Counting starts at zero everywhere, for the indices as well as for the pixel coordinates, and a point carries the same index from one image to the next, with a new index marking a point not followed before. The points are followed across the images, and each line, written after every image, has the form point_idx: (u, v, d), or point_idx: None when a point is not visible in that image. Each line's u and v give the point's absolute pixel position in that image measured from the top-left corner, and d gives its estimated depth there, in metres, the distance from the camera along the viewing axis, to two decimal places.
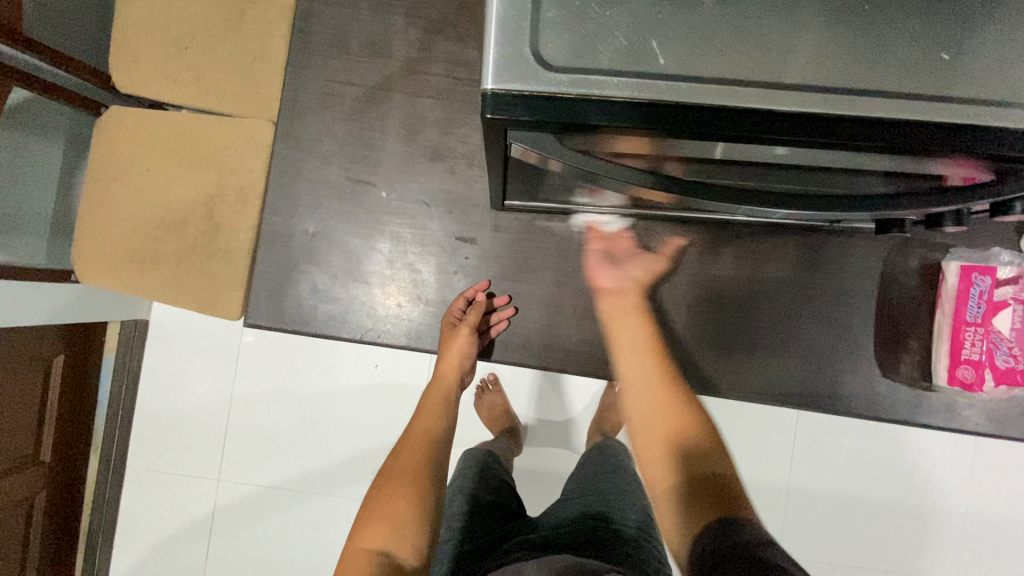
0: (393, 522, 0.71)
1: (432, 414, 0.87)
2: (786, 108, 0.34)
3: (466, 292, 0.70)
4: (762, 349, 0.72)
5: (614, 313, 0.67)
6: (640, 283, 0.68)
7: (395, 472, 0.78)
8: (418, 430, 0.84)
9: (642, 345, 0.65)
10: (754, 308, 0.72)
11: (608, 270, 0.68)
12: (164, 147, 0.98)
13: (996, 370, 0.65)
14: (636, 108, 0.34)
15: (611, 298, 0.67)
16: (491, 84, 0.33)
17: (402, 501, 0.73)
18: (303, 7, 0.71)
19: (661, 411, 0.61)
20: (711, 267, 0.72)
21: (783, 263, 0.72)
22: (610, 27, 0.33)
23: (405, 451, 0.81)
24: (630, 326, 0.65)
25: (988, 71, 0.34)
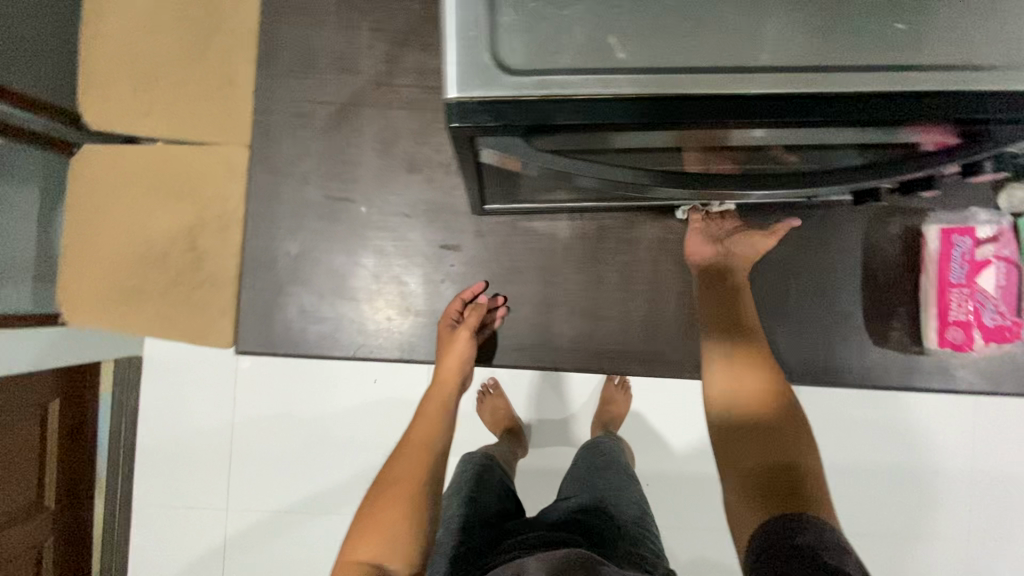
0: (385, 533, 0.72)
1: (432, 418, 0.85)
2: (749, 91, 0.34)
3: (462, 292, 0.69)
4: (756, 329, 0.72)
5: (702, 289, 0.68)
6: (740, 267, 0.67)
7: (391, 480, 0.78)
8: (416, 436, 0.84)
9: (730, 327, 0.65)
10: (745, 289, 0.72)
11: (705, 245, 0.67)
12: (142, 182, 0.97)
13: (984, 328, 0.66)
14: (598, 103, 0.34)
15: (702, 277, 0.68)
16: (452, 92, 0.33)
17: (394, 511, 0.74)
18: (267, 30, 0.70)
19: (740, 394, 0.62)
20: None
21: (766, 243, 0.72)
22: (567, 26, 0.33)
23: (403, 460, 0.81)
24: (724, 305, 0.66)
25: (942, 37, 0.34)
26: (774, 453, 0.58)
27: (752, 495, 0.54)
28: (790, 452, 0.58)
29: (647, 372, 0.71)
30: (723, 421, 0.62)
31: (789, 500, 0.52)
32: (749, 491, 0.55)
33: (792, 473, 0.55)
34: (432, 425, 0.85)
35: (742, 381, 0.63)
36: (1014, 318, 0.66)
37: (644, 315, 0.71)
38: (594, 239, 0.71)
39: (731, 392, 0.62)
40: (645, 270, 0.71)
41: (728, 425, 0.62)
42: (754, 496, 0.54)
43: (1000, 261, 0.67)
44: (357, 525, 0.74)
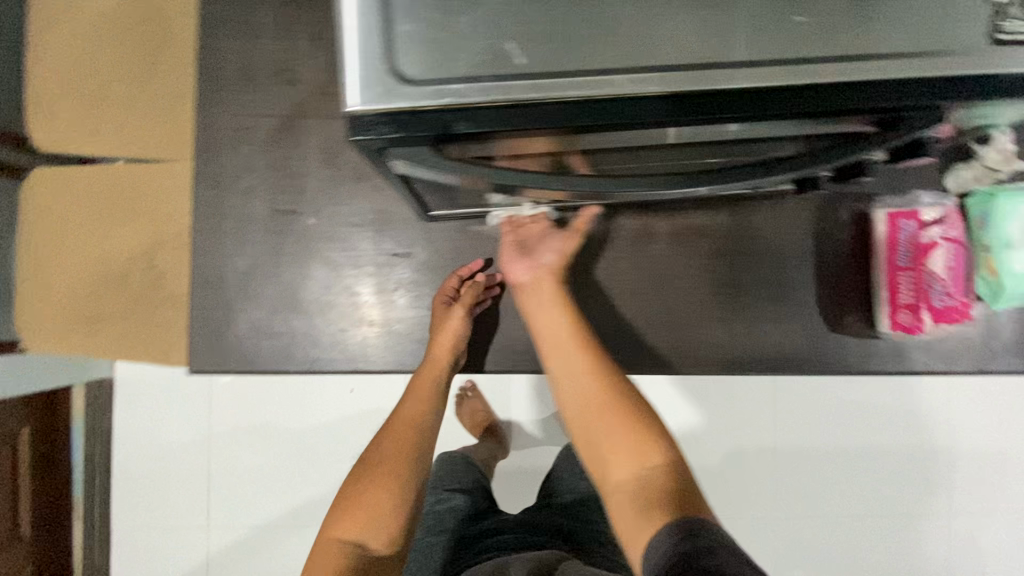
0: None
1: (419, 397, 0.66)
2: (652, 91, 0.34)
3: (460, 270, 0.69)
4: (770, 314, 0.73)
5: (531, 306, 0.63)
6: (556, 268, 0.64)
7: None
8: (405, 415, 0.67)
9: (565, 340, 0.60)
10: (755, 275, 0.73)
11: (521, 262, 0.64)
12: (95, 203, 0.96)
13: (933, 309, 0.66)
14: (500, 111, 0.34)
15: (527, 291, 0.64)
16: (351, 106, 0.33)
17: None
18: (203, 44, 0.69)
19: (593, 407, 0.56)
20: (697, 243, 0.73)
21: (769, 229, 0.73)
22: (465, 34, 0.33)
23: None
24: (551, 312, 0.61)
25: (841, 28, 0.35)
26: (642, 459, 0.52)
27: (632, 513, 0.48)
28: (655, 455, 0.52)
29: None
30: (584, 444, 0.55)
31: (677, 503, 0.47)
32: (633, 502, 0.49)
33: (665, 480, 0.49)
34: (422, 405, 0.67)
35: (584, 386, 0.57)
36: (962, 298, 0.66)
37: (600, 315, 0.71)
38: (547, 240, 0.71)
39: (580, 405, 0.56)
40: None
41: (588, 447, 0.55)
42: (635, 509, 0.48)
43: (949, 243, 0.66)
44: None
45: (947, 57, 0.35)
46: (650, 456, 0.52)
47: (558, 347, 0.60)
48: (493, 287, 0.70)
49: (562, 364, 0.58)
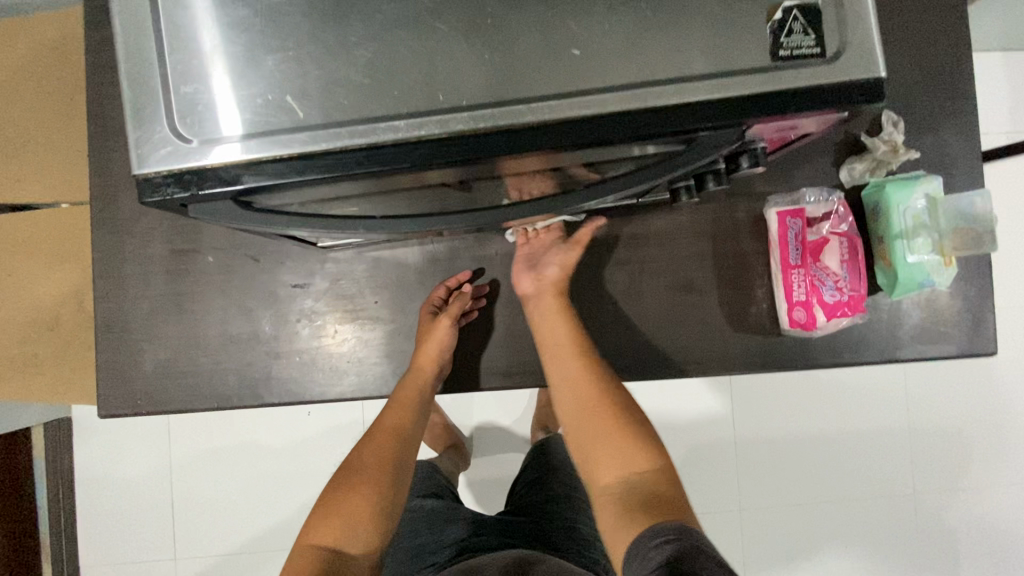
0: (348, 523, 0.68)
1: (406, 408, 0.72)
2: (429, 133, 0.35)
3: (449, 281, 0.72)
4: (737, 304, 0.72)
5: (537, 315, 0.68)
6: (559, 282, 0.69)
7: (358, 468, 0.72)
8: (386, 426, 0.74)
9: (565, 345, 0.68)
10: (741, 265, 0.72)
11: (527, 273, 0.69)
12: (18, 248, 0.95)
13: (825, 305, 0.68)
14: (284, 163, 0.35)
15: (531, 302, 0.69)
16: (139, 169, 0.35)
17: (358, 503, 0.69)
18: (90, 88, 0.69)
19: (590, 416, 0.68)
20: (672, 238, 0.73)
21: (729, 223, 0.72)
22: (245, 94, 0.35)
23: (371, 449, 0.73)
24: (556, 328, 0.68)
25: (618, 57, 0.35)
26: (627, 465, 0.66)
27: (612, 507, 0.64)
28: (644, 463, 0.66)
29: (516, 384, 0.71)
30: (579, 439, 0.69)
31: (653, 510, 0.61)
32: (619, 505, 0.63)
33: (647, 488, 0.64)
34: (404, 416, 0.73)
35: (588, 398, 0.68)
36: (855, 291, 0.68)
37: (503, 331, 0.72)
38: (446, 261, 0.71)
39: (584, 417, 0.68)
40: (499, 286, 0.72)
41: (577, 441, 0.70)
42: (625, 509, 0.62)
43: (838, 237, 0.69)
44: (321, 510, 0.69)
45: (730, 78, 0.36)
46: (637, 464, 0.66)
47: (569, 363, 0.68)
48: (479, 299, 0.72)
49: (567, 374, 0.67)
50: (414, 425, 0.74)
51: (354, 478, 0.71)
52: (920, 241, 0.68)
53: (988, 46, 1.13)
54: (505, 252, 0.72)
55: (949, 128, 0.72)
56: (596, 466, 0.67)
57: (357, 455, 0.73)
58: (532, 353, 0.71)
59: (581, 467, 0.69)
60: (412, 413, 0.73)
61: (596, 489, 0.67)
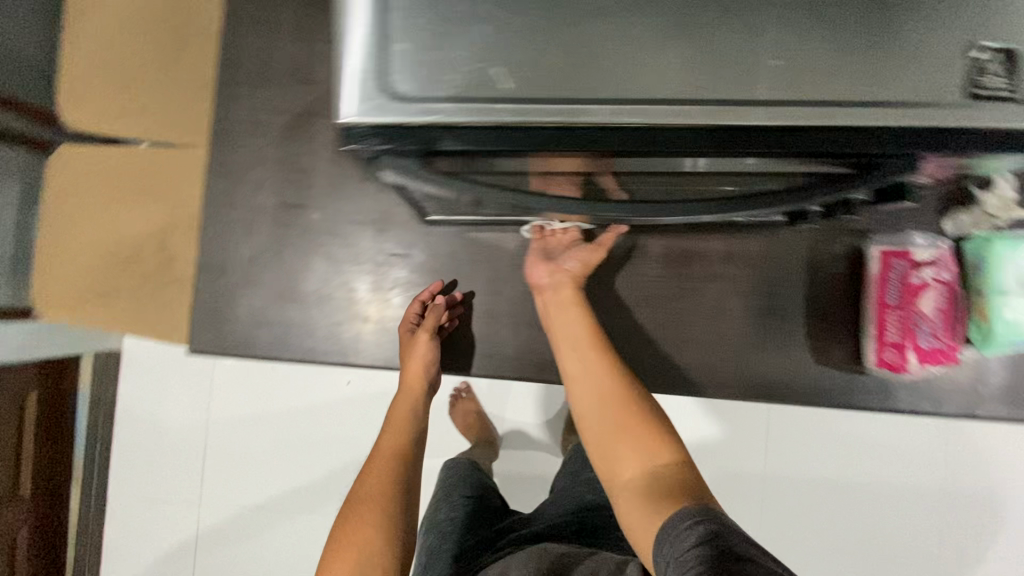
0: (361, 555, 0.64)
1: (399, 429, 0.76)
2: (628, 121, 0.36)
3: (422, 296, 0.71)
4: (787, 340, 0.73)
5: (552, 308, 0.66)
6: (578, 276, 0.67)
7: (362, 497, 0.69)
8: (385, 449, 0.74)
9: (582, 338, 0.64)
10: (793, 304, 0.73)
11: (542, 266, 0.67)
12: (117, 182, 0.99)
13: (918, 350, 0.67)
14: (486, 131, 0.36)
15: (547, 295, 0.67)
16: (344, 116, 0.35)
17: (368, 531, 0.65)
18: (227, 39, 0.72)
19: (606, 405, 0.60)
20: (737, 265, 0.73)
21: (809, 254, 0.73)
22: (454, 57, 0.35)
23: (372, 474, 0.72)
24: (571, 320, 0.65)
25: (821, 72, 0.36)
26: (651, 454, 0.56)
27: (640, 501, 0.52)
28: (665, 450, 0.56)
29: None
30: (595, 438, 0.59)
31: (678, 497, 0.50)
32: (639, 497, 0.52)
33: (670, 474, 0.54)
34: (400, 437, 0.76)
35: (599, 389, 0.61)
36: (950, 342, 0.67)
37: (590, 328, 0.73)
38: (542, 251, 0.73)
39: (600, 409, 0.60)
40: (591, 284, 0.74)
41: (598, 437, 0.59)
42: (643, 501, 0.52)
43: (938, 285, 0.68)
44: (331, 550, 0.65)
45: (919, 109, 0.36)
46: (660, 453, 0.56)
47: (581, 352, 0.63)
48: (457, 307, 0.72)
49: (582, 368, 0.62)
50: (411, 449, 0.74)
51: (359, 505, 0.68)
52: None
53: None
54: (601, 250, 0.73)
55: None
56: (610, 463, 0.57)
57: (359, 484, 0.71)
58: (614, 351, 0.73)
59: (601, 469, 0.58)
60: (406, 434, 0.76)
61: (615, 492, 0.56)
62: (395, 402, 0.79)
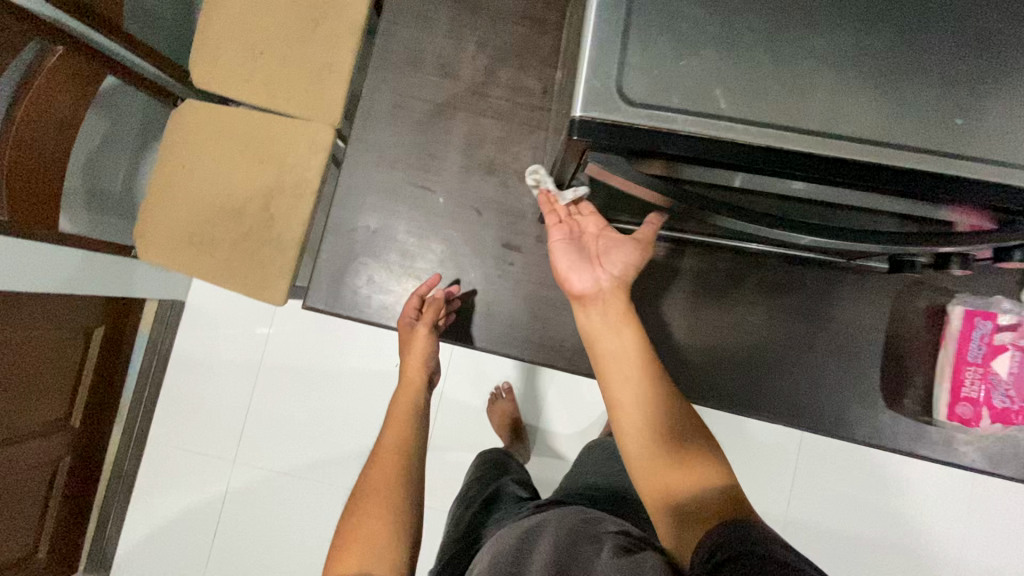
0: (370, 542, 0.62)
1: (402, 424, 0.76)
2: (822, 151, 0.40)
3: (419, 289, 0.74)
4: (821, 377, 0.77)
5: (597, 322, 0.66)
6: (619, 281, 0.66)
7: (368, 490, 0.68)
8: (388, 444, 0.73)
9: (634, 359, 0.64)
10: (826, 344, 0.77)
11: (584, 269, 0.66)
12: (234, 140, 1.05)
13: (993, 409, 0.71)
14: (697, 141, 0.41)
15: (591, 304, 0.66)
16: (580, 111, 0.40)
17: (376, 520, 0.64)
18: (384, 27, 0.79)
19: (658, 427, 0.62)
20: (795, 299, 0.78)
21: (884, 301, 0.77)
22: (682, 74, 0.40)
23: (378, 469, 0.70)
24: (624, 339, 0.65)
25: (993, 135, 0.41)
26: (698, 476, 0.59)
27: (695, 520, 0.55)
28: (712, 473, 0.59)
29: None
30: (647, 456, 0.61)
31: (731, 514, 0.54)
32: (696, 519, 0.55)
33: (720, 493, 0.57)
34: (403, 431, 0.75)
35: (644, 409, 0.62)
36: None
37: (678, 342, 0.78)
38: (643, 263, 0.78)
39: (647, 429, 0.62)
40: (684, 301, 0.78)
41: (650, 456, 0.61)
42: (701, 518, 0.55)
43: (1017, 349, 0.72)
44: (338, 543, 0.63)
45: None
46: (707, 474, 0.59)
47: (629, 371, 0.64)
48: (456, 299, 0.75)
49: (634, 386, 0.63)
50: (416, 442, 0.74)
51: (368, 496, 0.66)
52: None
53: None
54: (696, 269, 0.78)
55: None
56: (655, 480, 0.60)
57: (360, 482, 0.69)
58: (697, 366, 0.78)
59: (649, 485, 0.60)
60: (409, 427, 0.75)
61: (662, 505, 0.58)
62: (394, 403, 0.79)
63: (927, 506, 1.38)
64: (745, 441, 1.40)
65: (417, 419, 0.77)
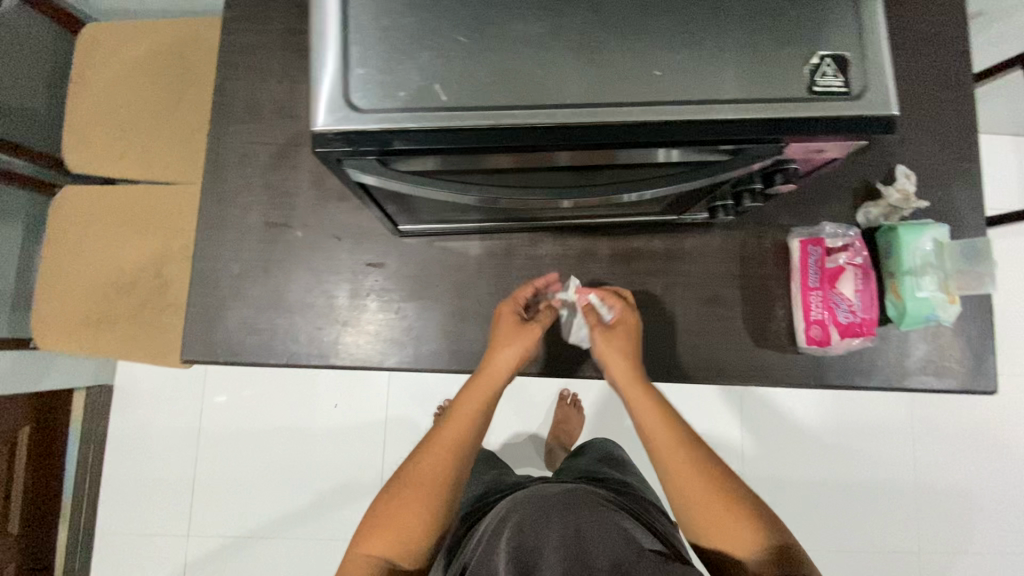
0: (398, 538, 0.63)
1: (469, 415, 0.67)
2: (539, 120, 0.44)
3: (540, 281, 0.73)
4: (691, 330, 0.81)
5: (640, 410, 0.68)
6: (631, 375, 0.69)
7: (410, 482, 0.65)
8: (449, 438, 0.66)
9: (673, 441, 0.66)
10: (688, 297, 0.81)
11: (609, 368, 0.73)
12: (117, 216, 1.07)
13: (839, 325, 0.76)
14: (426, 133, 0.45)
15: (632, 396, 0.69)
16: (316, 125, 0.44)
17: (410, 520, 0.64)
18: (220, 84, 0.82)
19: (715, 498, 0.65)
20: (652, 261, 0.82)
21: (731, 248, 0.82)
22: (400, 79, 0.45)
23: (430, 460, 0.66)
24: (657, 423, 0.67)
25: (689, 78, 0.46)
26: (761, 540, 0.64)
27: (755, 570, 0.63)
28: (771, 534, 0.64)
29: (553, 372, 0.79)
30: (706, 527, 0.65)
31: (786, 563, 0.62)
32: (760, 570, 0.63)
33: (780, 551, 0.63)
34: (468, 427, 0.67)
35: (709, 503, 0.65)
36: (865, 316, 0.76)
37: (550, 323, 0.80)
38: (502, 254, 0.80)
39: (705, 509, 0.65)
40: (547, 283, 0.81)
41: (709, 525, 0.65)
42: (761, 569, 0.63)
43: (854, 268, 0.77)
44: (371, 520, 0.65)
45: (765, 103, 0.46)
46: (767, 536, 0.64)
47: (676, 464, 0.66)
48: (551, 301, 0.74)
49: (679, 468, 0.66)
50: (475, 443, 0.67)
51: (409, 492, 0.64)
52: (927, 278, 0.76)
53: (995, 112, 1.28)
54: (554, 252, 0.81)
55: (959, 187, 0.83)
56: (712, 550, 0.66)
57: (412, 465, 0.66)
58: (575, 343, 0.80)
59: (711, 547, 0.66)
60: (474, 423, 0.67)
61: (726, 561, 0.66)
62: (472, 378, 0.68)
63: (879, 442, 1.41)
64: (693, 411, 1.42)
65: (487, 412, 0.68)
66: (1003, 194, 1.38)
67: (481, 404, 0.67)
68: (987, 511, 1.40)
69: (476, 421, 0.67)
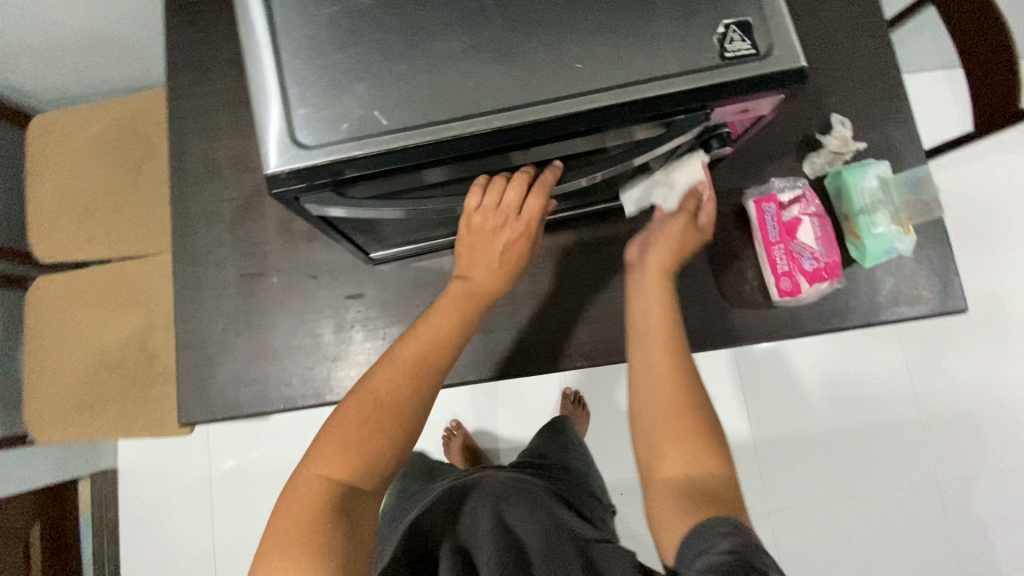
0: (356, 454, 0.55)
1: (448, 325, 0.59)
2: (476, 127, 0.47)
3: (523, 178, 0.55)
4: None
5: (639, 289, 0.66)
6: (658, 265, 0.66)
7: (379, 390, 0.57)
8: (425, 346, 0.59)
9: (666, 333, 0.63)
10: None
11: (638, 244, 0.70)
12: (94, 296, 1.08)
13: (805, 272, 0.79)
14: (373, 156, 0.47)
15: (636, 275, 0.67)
16: (269, 167, 0.46)
17: (376, 434, 0.56)
18: (174, 150, 0.84)
19: (673, 399, 0.60)
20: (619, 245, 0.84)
21: None
22: (341, 113, 0.47)
23: (403, 367, 0.58)
24: (654, 308, 0.64)
25: (610, 66, 0.49)
26: (699, 463, 0.58)
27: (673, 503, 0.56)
28: (716, 458, 0.58)
29: (545, 369, 0.80)
30: (646, 437, 0.61)
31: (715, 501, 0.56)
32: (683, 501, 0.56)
33: (714, 479, 0.57)
34: (447, 337, 0.59)
35: (664, 409, 0.60)
36: (829, 259, 0.79)
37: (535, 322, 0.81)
38: None
39: (656, 414, 0.61)
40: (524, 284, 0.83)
41: (650, 436, 0.60)
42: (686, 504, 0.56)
43: (810, 217, 0.80)
44: (327, 429, 0.56)
45: (684, 76, 0.49)
46: (707, 460, 0.58)
47: (655, 354, 0.62)
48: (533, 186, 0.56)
49: (651, 363, 0.62)
50: (448, 356, 0.60)
51: (375, 401, 0.56)
52: (879, 214, 0.80)
53: (922, 47, 1.33)
54: None
55: (894, 124, 0.87)
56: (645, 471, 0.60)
57: (377, 376, 0.58)
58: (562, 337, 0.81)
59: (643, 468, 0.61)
60: (452, 333, 0.60)
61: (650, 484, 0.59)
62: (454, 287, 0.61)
63: (877, 383, 1.44)
64: None
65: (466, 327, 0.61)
66: (944, 125, 1.44)
67: (462, 313, 0.60)
68: (993, 429, 1.43)
69: (454, 332, 0.60)
